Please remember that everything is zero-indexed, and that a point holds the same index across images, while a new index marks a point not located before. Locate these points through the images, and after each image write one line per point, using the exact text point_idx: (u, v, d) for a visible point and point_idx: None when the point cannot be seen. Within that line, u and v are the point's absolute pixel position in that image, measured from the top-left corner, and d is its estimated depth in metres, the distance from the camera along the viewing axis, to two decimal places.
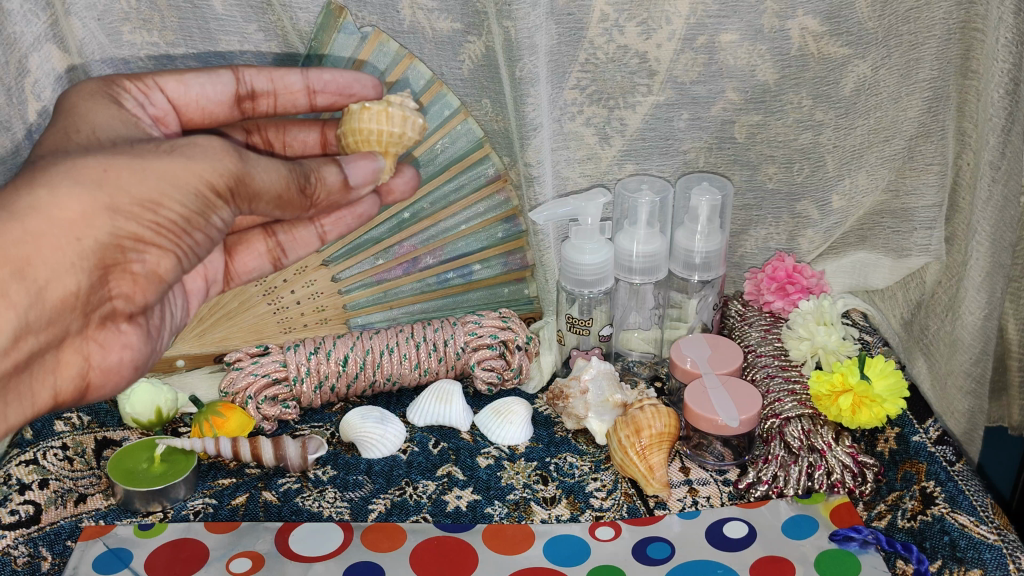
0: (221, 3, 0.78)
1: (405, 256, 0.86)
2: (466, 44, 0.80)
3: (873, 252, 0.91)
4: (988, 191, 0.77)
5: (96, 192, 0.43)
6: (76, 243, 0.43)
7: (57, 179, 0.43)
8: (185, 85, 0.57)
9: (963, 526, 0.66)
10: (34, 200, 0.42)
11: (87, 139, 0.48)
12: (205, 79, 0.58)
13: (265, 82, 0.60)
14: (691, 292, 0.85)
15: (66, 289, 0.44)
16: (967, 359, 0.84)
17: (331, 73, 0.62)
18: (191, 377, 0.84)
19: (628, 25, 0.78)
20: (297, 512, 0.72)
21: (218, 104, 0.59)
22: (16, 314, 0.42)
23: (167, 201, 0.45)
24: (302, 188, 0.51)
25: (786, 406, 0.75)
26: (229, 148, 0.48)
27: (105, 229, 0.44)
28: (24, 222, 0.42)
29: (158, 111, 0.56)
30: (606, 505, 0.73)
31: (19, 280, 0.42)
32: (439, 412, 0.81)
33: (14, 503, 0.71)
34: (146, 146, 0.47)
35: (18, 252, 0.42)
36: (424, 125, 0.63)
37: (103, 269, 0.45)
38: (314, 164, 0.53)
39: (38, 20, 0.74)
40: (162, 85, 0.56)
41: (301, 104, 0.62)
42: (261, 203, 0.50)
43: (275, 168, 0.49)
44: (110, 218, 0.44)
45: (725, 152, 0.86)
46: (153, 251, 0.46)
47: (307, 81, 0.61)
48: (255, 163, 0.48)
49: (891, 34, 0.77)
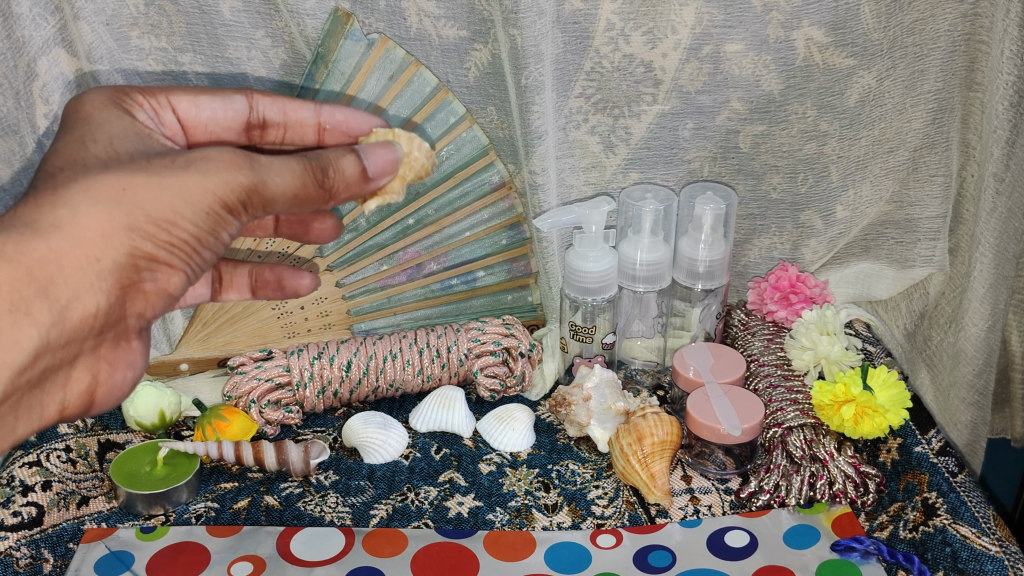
0: (229, 9, 0.79)
1: (409, 262, 0.87)
2: (472, 52, 0.81)
3: (876, 262, 0.91)
4: (992, 203, 0.77)
5: (117, 211, 0.44)
6: (95, 263, 0.44)
7: (80, 198, 0.44)
8: (196, 107, 0.58)
9: (965, 537, 0.67)
10: (57, 218, 0.43)
11: (105, 152, 0.48)
12: (218, 101, 0.58)
13: (278, 113, 0.60)
14: (694, 301, 0.86)
15: (85, 308, 0.44)
16: (970, 370, 0.84)
17: (344, 112, 0.62)
18: (195, 381, 0.84)
19: (634, 34, 0.79)
20: (299, 517, 0.72)
21: (228, 129, 0.60)
22: (38, 332, 0.43)
23: (181, 219, 0.46)
24: (320, 182, 0.50)
25: (788, 415, 0.75)
26: (239, 158, 0.48)
27: (123, 249, 0.45)
28: (48, 240, 0.42)
29: (167, 129, 0.57)
30: (608, 513, 0.72)
31: (43, 298, 0.42)
32: (442, 418, 0.81)
33: (16, 505, 0.71)
34: (161, 159, 0.47)
35: (41, 271, 0.42)
36: (431, 149, 0.62)
37: (118, 289, 0.45)
38: (332, 154, 0.52)
39: (47, 24, 0.75)
40: (173, 104, 0.56)
41: (309, 137, 0.62)
42: (278, 205, 0.49)
43: (290, 167, 0.49)
44: (128, 237, 0.45)
45: (729, 162, 0.86)
46: (165, 269, 0.47)
47: (320, 117, 0.61)
48: (268, 168, 0.48)
49: (896, 46, 0.78)
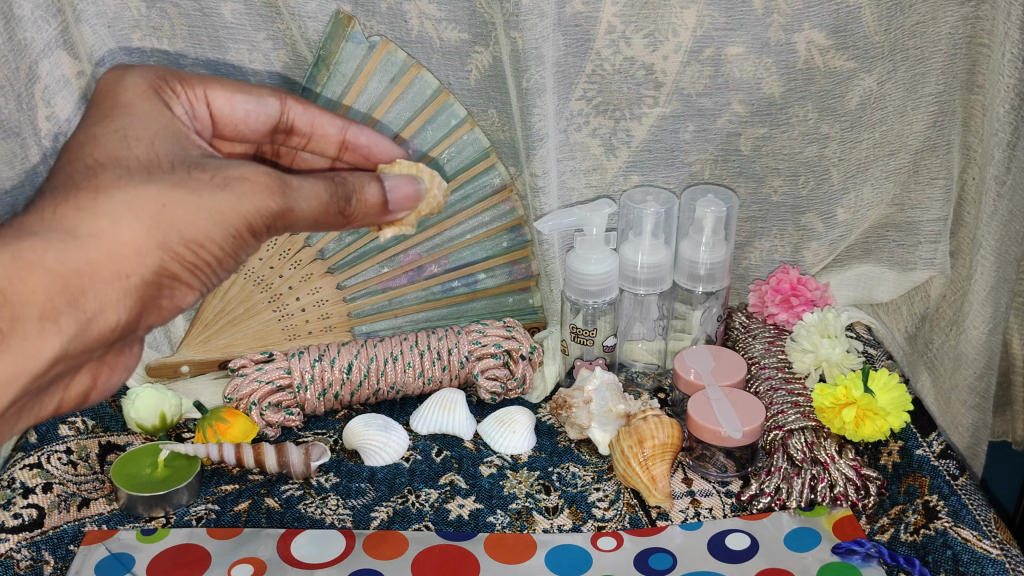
0: (230, 11, 0.79)
1: (411, 264, 0.87)
2: (474, 54, 0.81)
3: (877, 265, 0.91)
4: (993, 206, 0.77)
5: (152, 230, 0.45)
6: (125, 279, 0.44)
7: (120, 210, 0.44)
8: (231, 105, 0.57)
9: (966, 540, 0.66)
10: (96, 228, 0.43)
11: (147, 154, 0.48)
12: (252, 100, 0.58)
13: (307, 123, 0.61)
14: (695, 304, 0.86)
15: (108, 322, 0.45)
16: (971, 373, 0.83)
17: (368, 135, 0.64)
18: (196, 383, 0.84)
19: (635, 37, 0.79)
20: (300, 519, 0.72)
21: (255, 130, 0.59)
22: (60, 341, 0.43)
23: (209, 242, 0.47)
24: (341, 210, 0.52)
25: (789, 418, 0.75)
26: (274, 183, 0.48)
27: (151, 266, 0.45)
28: (86, 251, 0.43)
29: (199, 122, 0.56)
30: (609, 515, 0.72)
31: (72, 309, 0.43)
32: (443, 421, 0.81)
33: (17, 507, 0.71)
34: (199, 172, 0.47)
35: (75, 281, 0.43)
36: (447, 188, 0.67)
37: (139, 303, 0.46)
38: (358, 181, 0.53)
39: (49, 26, 0.75)
40: (209, 98, 0.56)
41: (329, 151, 0.64)
42: (299, 225, 0.51)
43: (317, 194, 0.50)
44: (159, 255, 0.45)
45: (731, 164, 0.86)
46: (183, 286, 0.48)
47: (346, 134, 0.63)
48: (297, 194, 0.49)
49: (897, 49, 0.78)
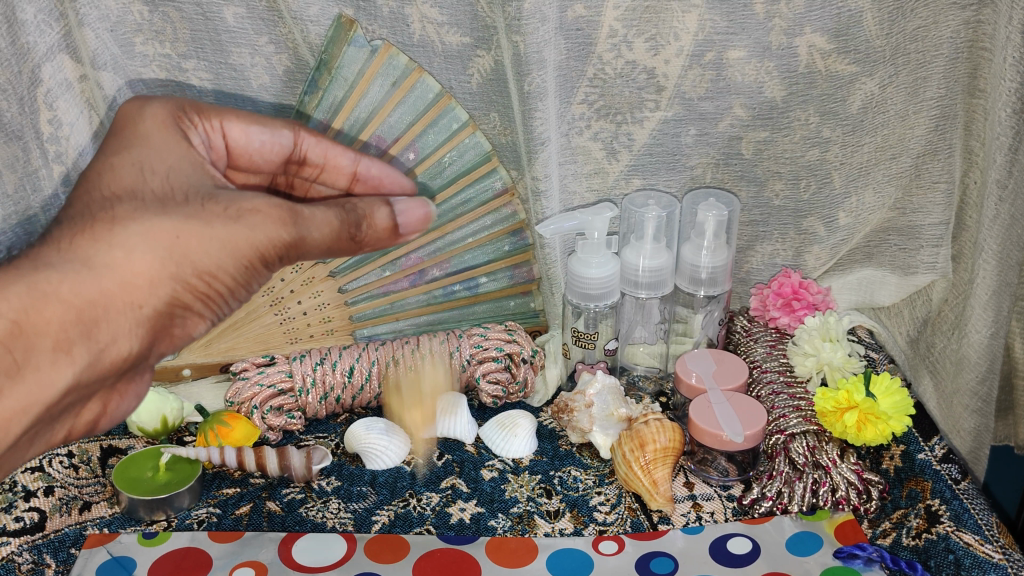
0: (232, 15, 0.79)
1: (413, 268, 0.87)
2: (475, 58, 0.81)
3: (878, 269, 0.91)
4: (995, 210, 0.77)
5: (166, 261, 0.45)
6: (137, 309, 0.45)
7: (135, 241, 0.45)
8: (247, 135, 0.57)
9: (968, 545, 0.66)
10: (111, 258, 0.44)
11: (162, 187, 0.48)
12: (267, 132, 0.58)
13: (319, 155, 0.61)
14: (697, 307, 0.86)
15: (120, 352, 0.45)
16: (973, 377, 0.83)
17: (380, 168, 0.63)
18: (197, 387, 0.85)
19: (636, 41, 0.79)
20: (302, 522, 0.72)
21: (269, 160, 0.59)
22: (73, 371, 0.43)
23: (221, 272, 0.47)
24: (351, 235, 0.52)
25: (791, 422, 0.75)
26: (286, 214, 0.49)
27: (164, 297, 0.46)
28: (99, 281, 0.44)
29: (215, 153, 0.56)
30: (610, 519, 0.72)
31: (86, 339, 0.43)
32: (443, 424, 0.81)
33: (19, 510, 0.72)
34: (212, 204, 0.47)
35: (89, 312, 0.43)
36: None
37: (152, 332, 0.47)
38: (366, 204, 0.54)
39: (52, 30, 0.75)
40: (225, 128, 0.56)
41: (340, 183, 0.63)
42: (311, 252, 0.51)
43: (329, 221, 0.51)
44: (171, 286, 0.46)
45: (732, 168, 0.86)
46: (195, 316, 0.49)
47: (356, 167, 0.62)
48: (309, 223, 0.50)
49: (898, 52, 0.78)
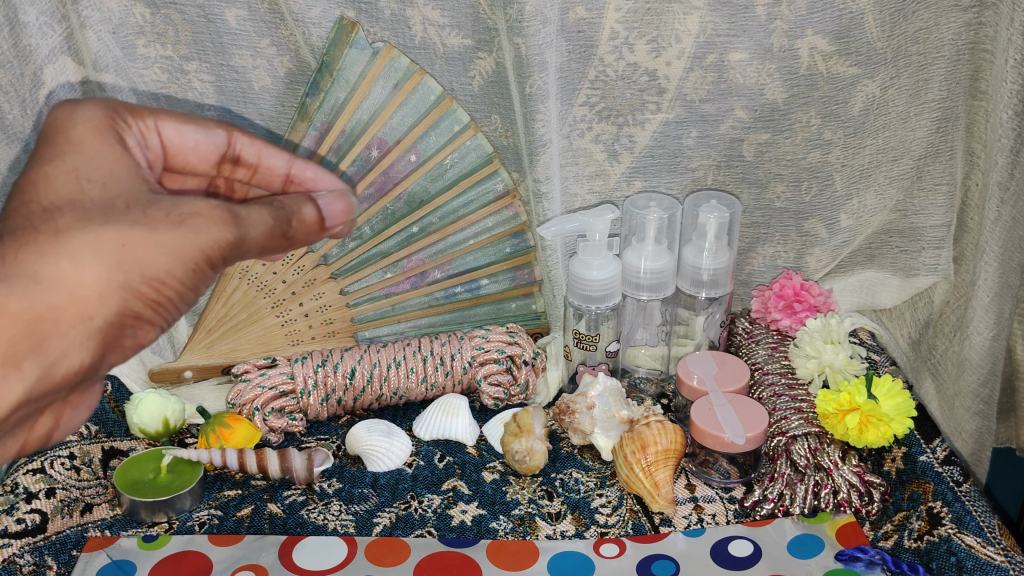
0: (234, 17, 0.79)
1: (414, 270, 0.87)
2: (477, 60, 0.81)
3: (880, 271, 0.91)
4: (997, 212, 0.77)
5: (114, 270, 0.39)
6: (87, 322, 0.39)
7: (83, 250, 0.39)
8: (182, 135, 0.50)
9: (969, 547, 0.66)
10: (58, 270, 0.38)
11: (101, 194, 0.42)
12: (201, 131, 0.51)
13: (253, 155, 0.53)
14: (698, 309, 0.86)
15: (71, 365, 0.40)
16: (974, 380, 0.83)
17: (315, 170, 0.56)
18: (199, 389, 0.85)
19: (638, 43, 0.79)
20: (302, 525, 0.72)
21: (202, 162, 0.52)
22: (24, 388, 0.38)
23: (171, 279, 0.41)
24: (285, 233, 0.47)
25: (792, 423, 0.75)
26: (228, 215, 0.43)
27: (115, 307, 0.40)
28: (47, 293, 0.38)
29: (151, 156, 0.49)
30: (612, 521, 0.72)
31: (35, 354, 0.38)
32: (444, 426, 0.81)
33: (20, 512, 0.71)
34: (155, 209, 0.41)
35: (38, 325, 0.38)
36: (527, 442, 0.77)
37: (105, 345, 0.41)
38: (292, 201, 0.48)
39: (54, 32, 0.75)
40: (161, 129, 0.49)
41: (274, 185, 0.56)
42: (249, 256, 0.45)
43: (265, 221, 0.45)
44: (121, 296, 0.40)
45: (733, 170, 0.86)
46: (147, 325, 0.43)
47: (291, 169, 0.55)
48: (249, 223, 0.44)
49: (900, 54, 0.78)
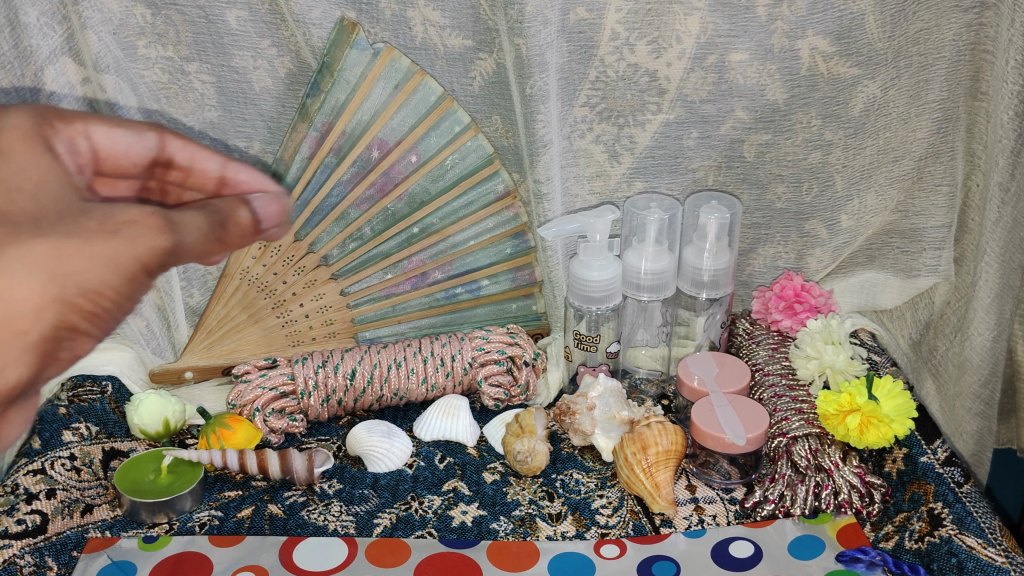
0: (234, 17, 0.79)
1: (414, 271, 0.87)
2: (477, 61, 0.81)
3: (881, 271, 0.91)
4: (998, 213, 0.77)
5: (48, 282, 0.30)
6: (18, 340, 0.30)
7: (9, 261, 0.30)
8: (112, 139, 0.42)
9: (971, 548, 0.66)
10: None
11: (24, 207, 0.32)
12: (132, 135, 0.43)
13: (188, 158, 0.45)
14: (699, 310, 0.86)
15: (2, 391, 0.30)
16: (975, 380, 0.82)
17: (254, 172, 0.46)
18: (199, 390, 0.85)
19: (639, 43, 0.79)
20: (303, 525, 0.72)
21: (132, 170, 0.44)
22: None
23: (110, 290, 0.32)
24: (221, 241, 0.38)
25: (792, 424, 0.75)
26: (164, 221, 0.35)
27: (52, 326, 0.31)
28: None
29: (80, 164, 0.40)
30: (612, 522, 0.72)
31: None
32: (445, 427, 0.81)
33: (20, 513, 0.71)
34: (83, 216, 0.33)
35: None
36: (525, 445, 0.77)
37: (38, 369, 0.31)
38: (225, 202, 0.39)
39: (55, 33, 0.75)
40: (90, 132, 0.41)
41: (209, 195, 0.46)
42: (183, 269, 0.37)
43: (201, 226, 0.37)
44: (59, 311, 0.31)
45: (734, 171, 0.86)
46: (86, 338, 0.33)
47: (225, 171, 0.45)
48: (185, 229, 0.35)
49: (901, 55, 0.78)
